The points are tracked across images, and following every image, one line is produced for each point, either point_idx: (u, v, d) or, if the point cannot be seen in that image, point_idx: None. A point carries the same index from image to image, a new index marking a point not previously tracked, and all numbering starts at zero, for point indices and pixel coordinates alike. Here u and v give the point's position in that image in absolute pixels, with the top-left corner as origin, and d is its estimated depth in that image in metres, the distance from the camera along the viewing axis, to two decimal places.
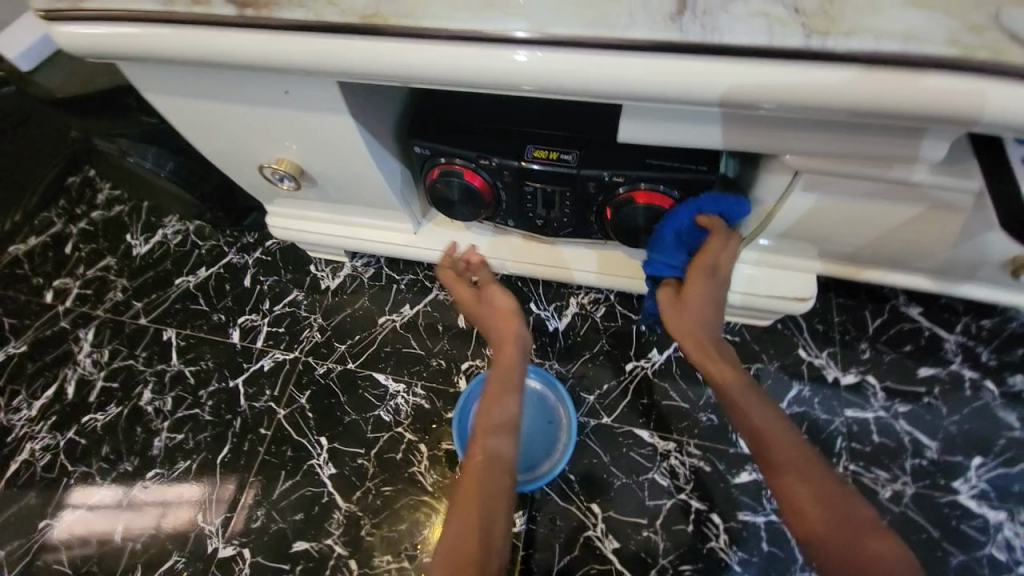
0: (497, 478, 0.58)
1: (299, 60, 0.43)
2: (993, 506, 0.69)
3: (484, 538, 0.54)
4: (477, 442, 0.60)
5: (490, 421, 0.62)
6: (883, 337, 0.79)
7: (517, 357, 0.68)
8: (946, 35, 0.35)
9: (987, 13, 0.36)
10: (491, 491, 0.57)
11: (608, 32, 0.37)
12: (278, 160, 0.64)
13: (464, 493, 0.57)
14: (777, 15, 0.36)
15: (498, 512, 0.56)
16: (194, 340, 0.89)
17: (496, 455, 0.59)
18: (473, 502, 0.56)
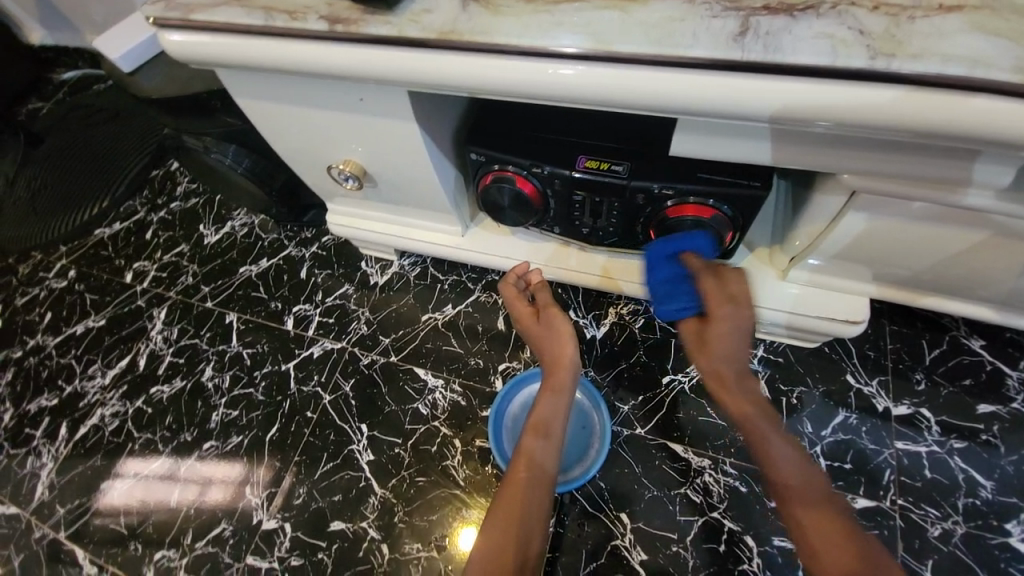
0: (540, 485, 0.63)
1: (377, 70, 0.48)
2: None
3: (521, 539, 0.59)
4: (524, 447, 0.65)
5: (541, 431, 0.66)
6: (940, 368, 0.75)
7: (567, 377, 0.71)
8: (1018, 61, 0.35)
9: None
10: (531, 505, 0.61)
11: (669, 50, 0.39)
12: (345, 161, 0.69)
13: (507, 493, 0.62)
14: (842, 36, 0.37)
15: (536, 516, 0.61)
16: (252, 325, 0.96)
17: (541, 464, 0.64)
18: (516, 504, 0.61)
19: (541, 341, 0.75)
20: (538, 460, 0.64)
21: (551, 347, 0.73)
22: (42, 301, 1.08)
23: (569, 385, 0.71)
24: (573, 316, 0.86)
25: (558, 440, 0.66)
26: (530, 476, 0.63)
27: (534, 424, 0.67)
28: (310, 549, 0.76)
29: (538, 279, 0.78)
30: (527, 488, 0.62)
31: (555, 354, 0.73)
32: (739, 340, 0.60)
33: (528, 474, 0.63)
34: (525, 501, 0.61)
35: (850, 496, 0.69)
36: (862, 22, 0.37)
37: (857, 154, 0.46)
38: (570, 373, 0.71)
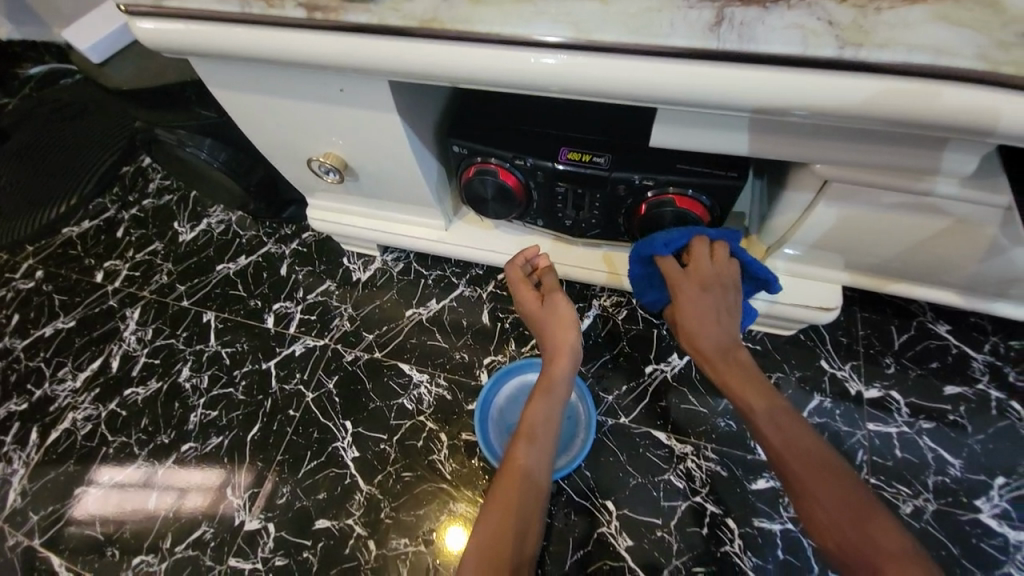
0: (531, 488, 0.61)
1: (357, 58, 0.47)
2: (1015, 526, 0.68)
3: (513, 544, 0.57)
4: (517, 449, 0.63)
5: (534, 433, 0.65)
6: (908, 352, 0.78)
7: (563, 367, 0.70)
8: (974, 51, 0.37)
9: (1017, 29, 0.37)
10: (526, 499, 0.60)
11: (648, 40, 0.39)
12: (325, 154, 0.69)
13: (499, 497, 0.60)
14: (813, 27, 0.38)
15: (527, 522, 0.59)
16: (231, 323, 0.94)
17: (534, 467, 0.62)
18: (508, 507, 0.59)
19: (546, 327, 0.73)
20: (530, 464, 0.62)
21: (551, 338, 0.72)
22: (7, 302, 1.03)
23: (566, 376, 0.70)
24: None
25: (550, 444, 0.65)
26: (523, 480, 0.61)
27: (528, 425, 0.65)
28: (295, 549, 0.75)
29: (545, 263, 0.76)
30: (519, 492, 0.60)
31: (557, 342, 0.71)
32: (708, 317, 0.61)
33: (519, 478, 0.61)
34: (519, 495, 0.60)
35: None
36: (831, 14, 0.38)
37: (828, 142, 0.47)
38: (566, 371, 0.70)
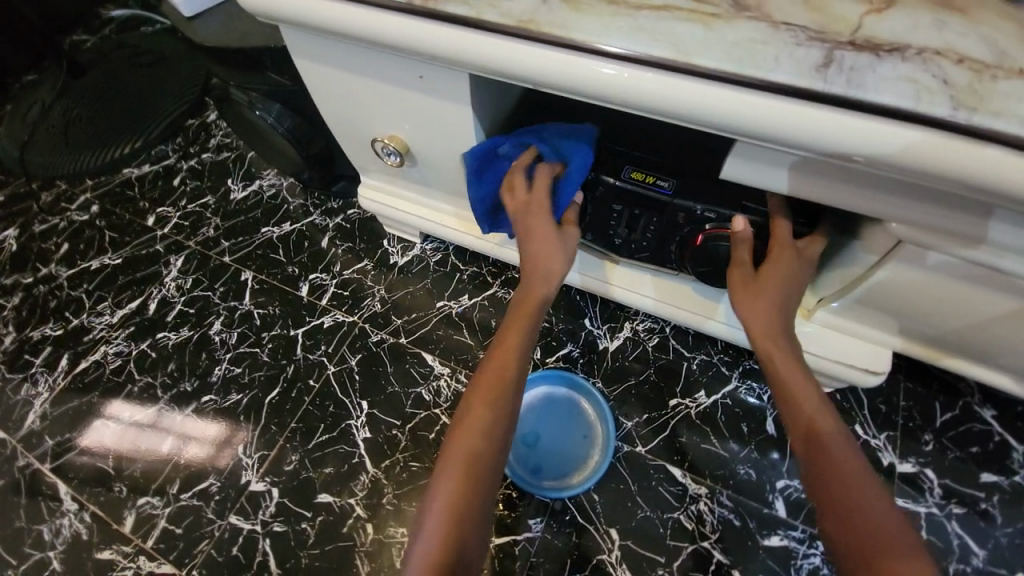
0: (493, 432, 0.49)
1: (447, 48, 0.47)
2: None
3: (469, 500, 0.45)
4: (482, 389, 0.51)
5: (505, 369, 0.53)
6: (949, 432, 0.74)
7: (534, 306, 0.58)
8: None
9: None
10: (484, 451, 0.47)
11: (748, 71, 0.38)
12: (390, 136, 0.69)
13: (456, 445, 0.48)
14: (926, 83, 0.36)
15: (489, 472, 0.46)
16: (268, 286, 0.96)
17: (500, 409, 0.50)
18: (464, 456, 0.47)
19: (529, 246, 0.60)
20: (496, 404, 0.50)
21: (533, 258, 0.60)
22: (61, 231, 1.08)
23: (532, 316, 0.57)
24: (588, 325, 0.86)
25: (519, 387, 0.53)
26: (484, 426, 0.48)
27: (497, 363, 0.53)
28: (294, 518, 0.75)
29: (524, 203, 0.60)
30: (482, 435, 0.48)
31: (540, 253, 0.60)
32: (788, 303, 0.55)
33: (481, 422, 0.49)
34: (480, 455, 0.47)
35: None
36: (946, 72, 0.36)
37: (912, 204, 0.45)
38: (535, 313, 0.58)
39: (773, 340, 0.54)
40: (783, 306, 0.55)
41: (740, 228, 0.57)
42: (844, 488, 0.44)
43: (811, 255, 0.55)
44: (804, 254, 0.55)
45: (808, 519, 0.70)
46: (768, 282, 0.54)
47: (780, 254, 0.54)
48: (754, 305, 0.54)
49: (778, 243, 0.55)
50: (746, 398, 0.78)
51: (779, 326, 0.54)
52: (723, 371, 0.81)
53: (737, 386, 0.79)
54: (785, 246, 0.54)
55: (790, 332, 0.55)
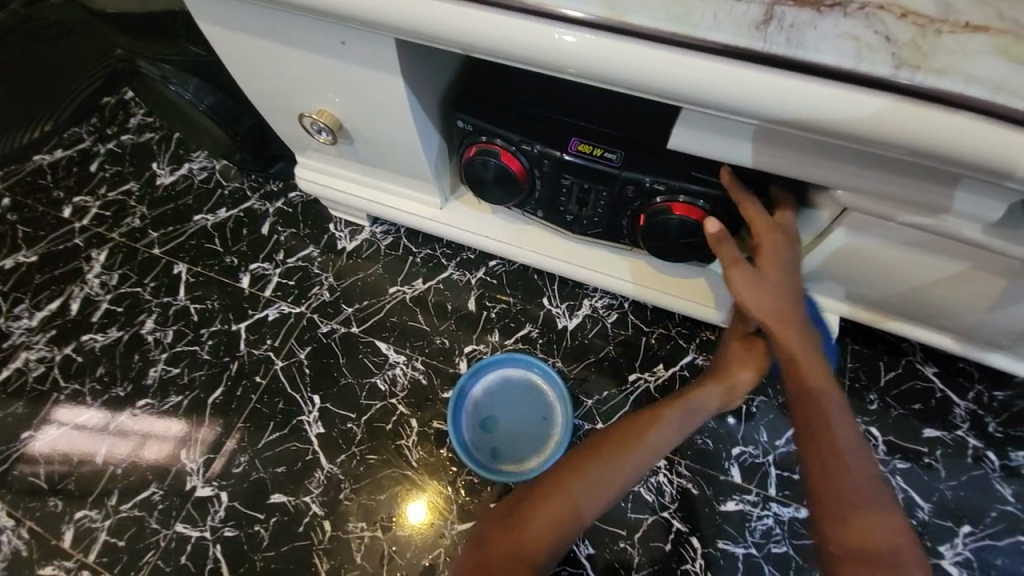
0: (607, 487, 0.48)
1: (363, 9, 0.43)
2: None
3: (557, 529, 0.45)
4: (604, 452, 0.50)
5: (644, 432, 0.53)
6: (893, 391, 0.77)
7: (717, 392, 0.57)
8: None
9: None
10: (584, 492, 0.47)
11: (687, 29, 0.35)
12: (319, 111, 0.64)
13: (557, 476, 0.49)
14: (867, 40, 0.34)
15: (583, 510, 0.47)
16: (204, 279, 0.89)
17: (621, 474, 0.49)
18: (564, 501, 0.47)
19: (727, 360, 0.59)
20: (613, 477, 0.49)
21: (723, 365, 0.59)
22: None
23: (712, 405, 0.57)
24: (546, 304, 0.84)
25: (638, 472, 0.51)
26: (590, 477, 0.48)
27: (623, 433, 0.52)
28: (246, 521, 0.72)
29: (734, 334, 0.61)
30: (590, 477, 0.48)
31: (728, 370, 0.58)
32: (794, 282, 0.54)
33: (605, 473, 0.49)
34: (578, 491, 0.47)
35: (795, 505, 0.71)
36: (889, 28, 0.34)
37: (851, 169, 0.45)
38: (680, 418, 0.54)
39: (786, 322, 0.52)
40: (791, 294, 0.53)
41: (717, 229, 0.54)
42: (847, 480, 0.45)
43: (791, 229, 0.54)
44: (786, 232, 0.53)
45: (762, 482, 0.72)
46: (771, 277, 0.53)
47: (772, 240, 0.52)
48: (756, 301, 0.53)
49: (764, 228, 0.52)
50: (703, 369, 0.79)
51: (791, 310, 0.53)
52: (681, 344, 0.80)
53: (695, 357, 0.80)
54: (772, 229, 0.52)
55: (804, 319, 0.54)
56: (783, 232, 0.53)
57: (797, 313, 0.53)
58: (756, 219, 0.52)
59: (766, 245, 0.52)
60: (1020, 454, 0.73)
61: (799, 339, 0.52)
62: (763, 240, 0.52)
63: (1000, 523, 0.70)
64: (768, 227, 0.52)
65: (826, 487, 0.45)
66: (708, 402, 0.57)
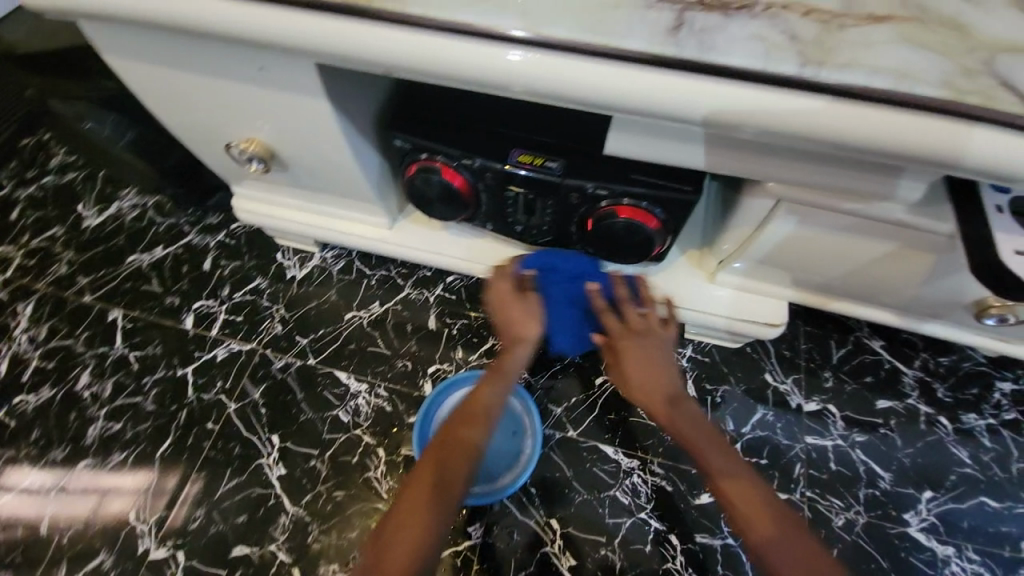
0: (464, 457, 0.51)
1: (275, 35, 0.41)
2: (942, 540, 0.71)
3: (435, 516, 0.47)
4: (455, 434, 0.53)
5: (477, 410, 0.55)
6: (845, 367, 0.80)
7: (523, 355, 0.61)
8: (943, 75, 0.33)
9: (982, 57, 0.34)
10: (431, 491, 0.49)
11: (604, 39, 0.35)
12: (248, 139, 0.61)
13: (421, 473, 0.50)
14: (774, 40, 0.35)
15: (456, 484, 0.50)
16: (142, 323, 0.84)
17: (459, 457, 0.51)
18: (416, 517, 0.47)
19: (509, 315, 0.62)
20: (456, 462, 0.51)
21: (514, 326, 0.61)
22: None
23: (522, 362, 0.60)
24: None
25: (483, 434, 0.54)
26: (460, 450, 0.51)
27: (469, 409, 0.55)
28: None
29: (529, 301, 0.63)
30: (453, 457, 0.51)
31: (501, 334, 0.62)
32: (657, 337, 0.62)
33: (444, 464, 0.50)
34: (426, 498, 0.48)
35: None
36: (793, 27, 0.35)
37: (779, 160, 0.46)
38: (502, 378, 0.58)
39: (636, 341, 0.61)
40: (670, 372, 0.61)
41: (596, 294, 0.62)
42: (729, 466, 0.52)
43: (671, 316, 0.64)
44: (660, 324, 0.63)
45: None
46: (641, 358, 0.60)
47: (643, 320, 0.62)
48: (631, 386, 0.61)
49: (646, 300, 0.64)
50: None
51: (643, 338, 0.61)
52: None
53: None
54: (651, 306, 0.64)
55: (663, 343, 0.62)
56: (652, 318, 0.63)
57: (666, 364, 0.61)
58: (625, 300, 0.63)
59: (632, 327, 0.62)
60: (969, 416, 0.77)
61: (652, 352, 0.61)
62: (629, 323, 0.62)
63: (956, 483, 0.73)
64: (635, 308, 0.63)
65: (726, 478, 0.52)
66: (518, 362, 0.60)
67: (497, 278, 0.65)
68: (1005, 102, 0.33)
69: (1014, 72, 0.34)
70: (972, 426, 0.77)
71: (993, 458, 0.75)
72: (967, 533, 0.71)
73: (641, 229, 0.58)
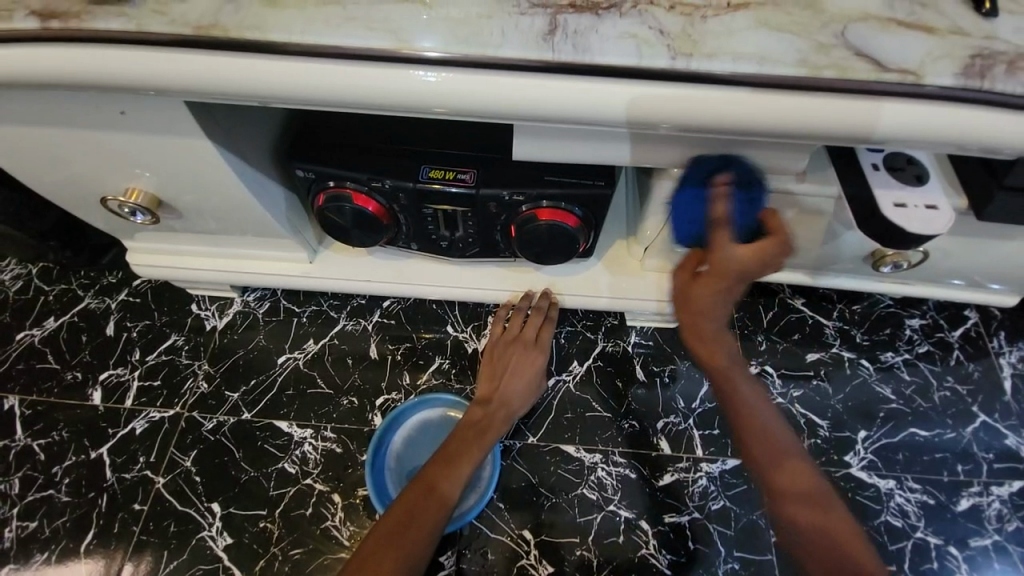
0: (439, 505, 0.58)
1: (127, 79, 0.38)
2: (882, 475, 0.77)
3: (399, 547, 0.54)
4: (426, 481, 0.60)
5: (455, 461, 0.62)
6: (775, 328, 0.85)
7: (512, 408, 0.69)
8: (798, 55, 0.35)
9: (835, 31, 0.36)
10: (416, 519, 0.56)
11: (480, 50, 0.35)
12: (128, 190, 0.55)
13: (392, 519, 0.56)
14: (644, 36, 0.35)
15: (426, 530, 0.56)
16: (42, 407, 0.74)
17: (438, 498, 0.59)
18: (390, 533, 0.55)
19: (504, 371, 0.72)
20: (439, 494, 0.59)
21: (507, 376, 0.71)
22: None
23: (506, 417, 0.68)
24: (452, 332, 0.82)
25: (463, 480, 0.62)
26: (434, 489, 0.59)
27: (446, 455, 0.63)
28: None
29: (528, 335, 0.73)
30: (423, 507, 0.57)
31: (491, 386, 0.70)
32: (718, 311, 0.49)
33: (424, 500, 0.58)
34: (407, 521, 0.56)
35: (721, 459, 0.74)
36: (660, 21, 0.36)
37: (676, 148, 0.48)
38: (486, 424, 0.67)
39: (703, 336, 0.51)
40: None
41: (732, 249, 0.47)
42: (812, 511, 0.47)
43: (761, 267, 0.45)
44: (761, 253, 0.44)
45: (689, 447, 0.75)
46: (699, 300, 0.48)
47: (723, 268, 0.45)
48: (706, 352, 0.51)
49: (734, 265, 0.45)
50: (614, 354, 0.81)
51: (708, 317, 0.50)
52: (588, 336, 0.82)
53: (605, 345, 0.81)
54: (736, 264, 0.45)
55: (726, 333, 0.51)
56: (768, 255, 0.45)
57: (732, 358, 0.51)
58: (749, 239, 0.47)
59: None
60: (886, 354, 0.84)
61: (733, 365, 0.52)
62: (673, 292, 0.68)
63: (885, 419, 0.80)
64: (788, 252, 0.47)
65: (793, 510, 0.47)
66: (503, 421, 0.68)
67: (519, 320, 0.74)
68: (854, 72, 0.35)
69: (861, 42, 0.36)
70: (891, 363, 0.84)
71: (913, 390, 0.82)
72: (903, 463, 0.77)
73: (567, 229, 0.59)
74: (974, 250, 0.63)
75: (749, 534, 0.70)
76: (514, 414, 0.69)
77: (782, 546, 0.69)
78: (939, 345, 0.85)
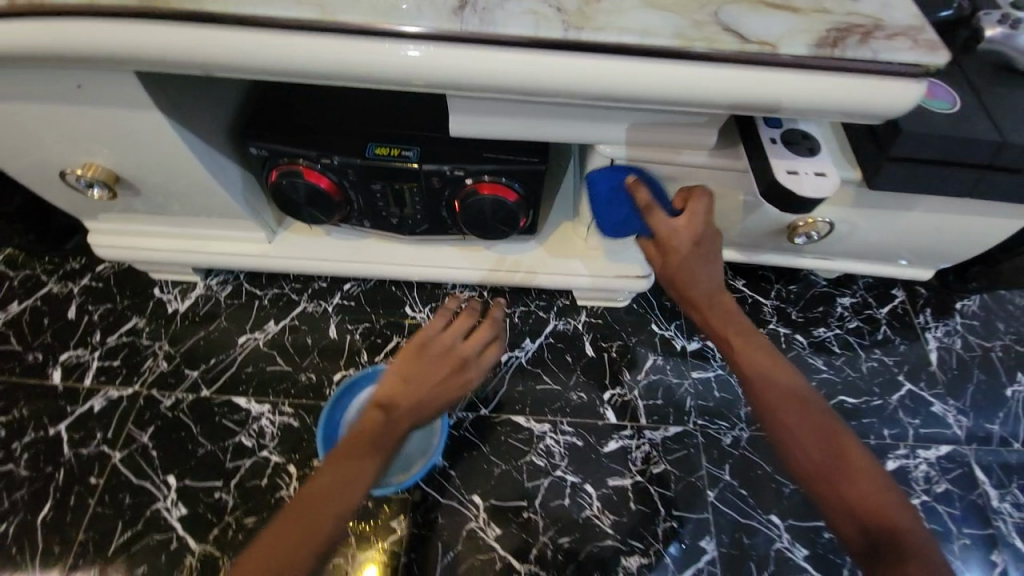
0: (324, 526, 0.46)
1: (78, 47, 0.41)
2: None
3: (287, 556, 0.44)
4: (328, 472, 0.50)
5: (363, 451, 0.52)
6: None
7: (432, 399, 0.58)
8: (676, 29, 0.40)
9: (710, 11, 0.42)
10: (312, 519, 0.46)
11: (398, 22, 0.40)
12: (86, 165, 0.58)
13: (260, 548, 0.45)
14: (543, 13, 0.40)
15: (321, 534, 0.46)
16: (1, 387, 0.75)
17: (344, 490, 0.49)
18: (277, 541, 0.45)
19: (424, 361, 0.60)
20: (343, 487, 0.49)
21: (428, 363, 0.60)
22: None
23: (427, 405, 0.58)
24: (410, 313, 0.85)
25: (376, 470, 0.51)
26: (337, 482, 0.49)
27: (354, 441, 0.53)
28: None
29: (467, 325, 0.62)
30: (319, 504, 0.47)
31: (404, 379, 0.58)
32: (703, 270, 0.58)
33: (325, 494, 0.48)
34: (299, 524, 0.46)
35: (663, 427, 0.78)
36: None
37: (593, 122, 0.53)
38: (402, 413, 0.56)
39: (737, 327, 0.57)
40: (717, 289, 0.58)
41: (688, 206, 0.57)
42: (860, 492, 0.46)
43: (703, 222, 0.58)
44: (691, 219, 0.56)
45: (634, 416, 0.79)
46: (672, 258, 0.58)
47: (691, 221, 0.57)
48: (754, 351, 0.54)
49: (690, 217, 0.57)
50: (566, 332, 0.85)
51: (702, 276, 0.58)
52: (541, 315, 0.86)
53: (556, 324, 0.85)
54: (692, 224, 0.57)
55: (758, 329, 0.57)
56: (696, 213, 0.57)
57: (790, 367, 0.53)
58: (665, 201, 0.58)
59: (692, 237, 0.56)
60: (819, 330, 0.90)
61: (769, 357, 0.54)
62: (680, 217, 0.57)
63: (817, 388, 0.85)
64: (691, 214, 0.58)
65: (846, 484, 0.47)
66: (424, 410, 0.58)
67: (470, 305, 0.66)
68: (723, 44, 0.40)
69: (731, 20, 0.41)
70: (823, 338, 0.89)
71: (843, 361, 0.88)
72: None
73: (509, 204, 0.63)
74: (880, 223, 0.69)
75: (687, 495, 0.74)
76: (431, 409, 0.58)
77: (717, 505, 0.73)
78: (868, 321, 0.92)
